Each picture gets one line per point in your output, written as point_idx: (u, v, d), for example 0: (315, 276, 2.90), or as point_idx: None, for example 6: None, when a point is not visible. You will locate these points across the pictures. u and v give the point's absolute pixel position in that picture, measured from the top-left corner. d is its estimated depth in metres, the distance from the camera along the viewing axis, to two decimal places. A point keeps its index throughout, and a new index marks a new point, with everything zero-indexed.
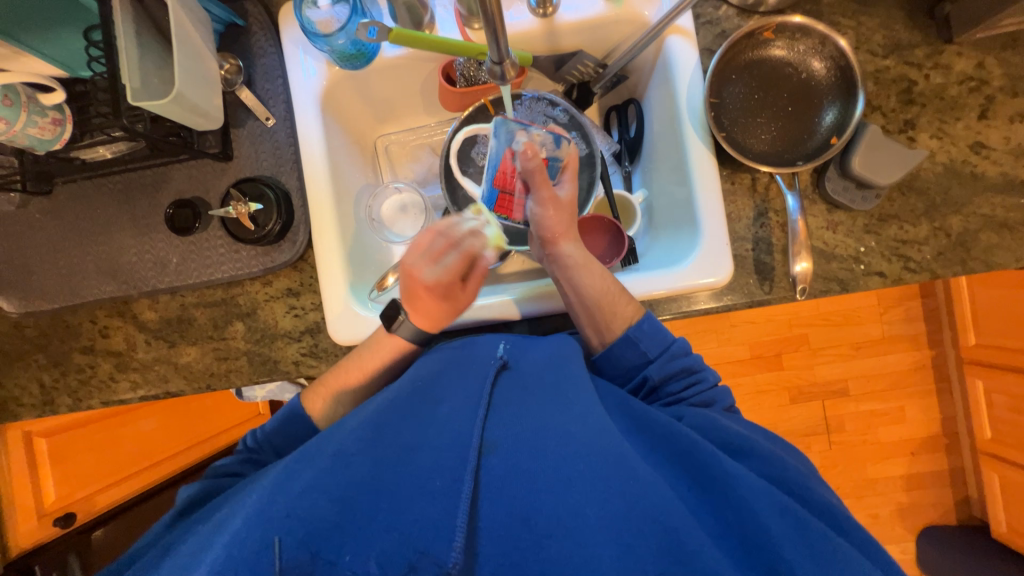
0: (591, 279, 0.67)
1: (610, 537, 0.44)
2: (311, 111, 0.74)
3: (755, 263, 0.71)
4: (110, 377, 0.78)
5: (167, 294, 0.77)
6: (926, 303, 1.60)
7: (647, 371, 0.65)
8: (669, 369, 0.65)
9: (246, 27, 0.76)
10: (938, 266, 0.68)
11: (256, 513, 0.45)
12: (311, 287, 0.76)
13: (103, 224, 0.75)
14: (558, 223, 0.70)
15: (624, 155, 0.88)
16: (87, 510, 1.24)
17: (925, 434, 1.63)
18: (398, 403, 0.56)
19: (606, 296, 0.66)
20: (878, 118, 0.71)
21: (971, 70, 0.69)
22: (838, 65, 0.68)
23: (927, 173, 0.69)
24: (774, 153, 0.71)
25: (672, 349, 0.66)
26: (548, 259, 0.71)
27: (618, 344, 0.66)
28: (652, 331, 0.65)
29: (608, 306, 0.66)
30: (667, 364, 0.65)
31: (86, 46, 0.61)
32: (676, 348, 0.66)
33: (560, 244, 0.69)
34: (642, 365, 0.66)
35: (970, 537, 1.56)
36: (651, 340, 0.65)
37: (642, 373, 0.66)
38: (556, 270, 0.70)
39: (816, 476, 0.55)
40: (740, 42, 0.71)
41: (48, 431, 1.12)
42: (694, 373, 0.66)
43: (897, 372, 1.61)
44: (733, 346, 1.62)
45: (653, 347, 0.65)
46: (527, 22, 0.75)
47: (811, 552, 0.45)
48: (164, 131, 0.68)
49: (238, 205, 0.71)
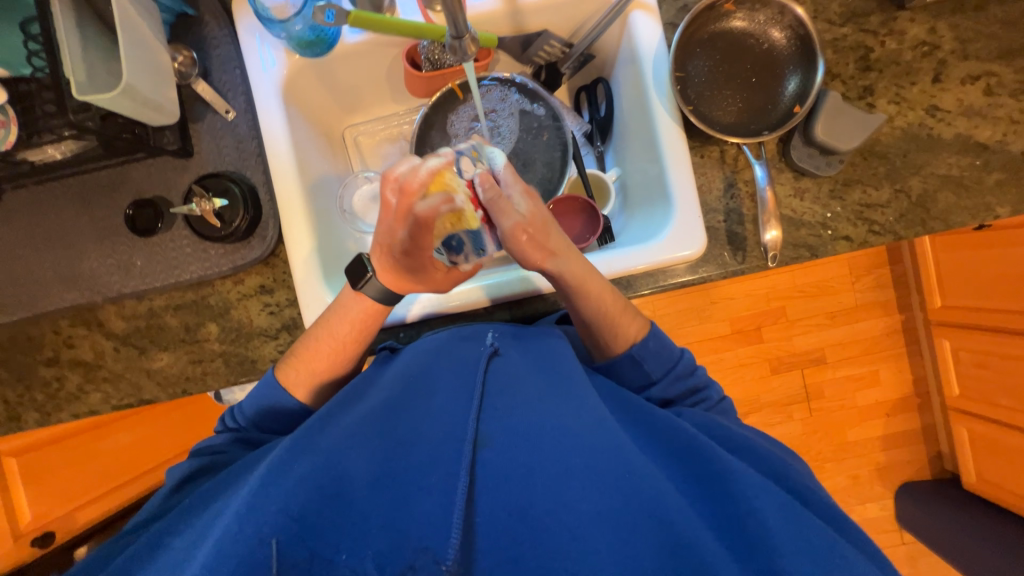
0: (592, 296, 0.65)
1: (606, 530, 0.45)
2: (273, 102, 0.72)
3: (727, 233, 0.72)
4: (79, 389, 0.75)
5: (134, 298, 0.74)
6: (894, 270, 1.66)
7: (650, 392, 0.66)
8: (672, 390, 0.66)
9: (197, 17, 0.74)
10: (900, 227, 0.71)
11: (246, 508, 0.43)
12: (285, 283, 0.75)
13: (59, 229, 0.72)
14: (551, 244, 0.63)
15: (596, 135, 0.88)
16: (66, 528, 1.20)
17: (899, 395, 1.70)
18: (392, 398, 0.55)
19: (607, 316, 0.65)
20: (838, 85, 0.72)
21: (924, 35, 0.71)
22: (797, 35, 0.69)
23: (887, 138, 0.71)
24: (740, 124, 0.72)
25: (677, 369, 0.67)
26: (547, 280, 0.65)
27: (624, 362, 0.66)
28: (656, 351, 0.66)
29: (612, 321, 0.66)
30: (671, 385, 0.66)
31: (24, 40, 0.58)
32: (682, 369, 0.67)
33: (556, 264, 0.63)
34: (646, 385, 0.67)
35: (943, 489, 1.64)
36: (655, 360, 0.66)
37: (645, 393, 0.67)
38: (551, 284, 0.66)
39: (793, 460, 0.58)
40: (702, 14, 0.71)
41: (17, 449, 1.09)
42: (698, 391, 0.68)
43: (871, 337, 1.67)
44: (715, 323, 1.65)
45: (657, 368, 0.66)
46: (489, 2, 0.74)
47: (806, 543, 0.46)
48: (117, 128, 0.65)
49: (202, 202, 0.68)
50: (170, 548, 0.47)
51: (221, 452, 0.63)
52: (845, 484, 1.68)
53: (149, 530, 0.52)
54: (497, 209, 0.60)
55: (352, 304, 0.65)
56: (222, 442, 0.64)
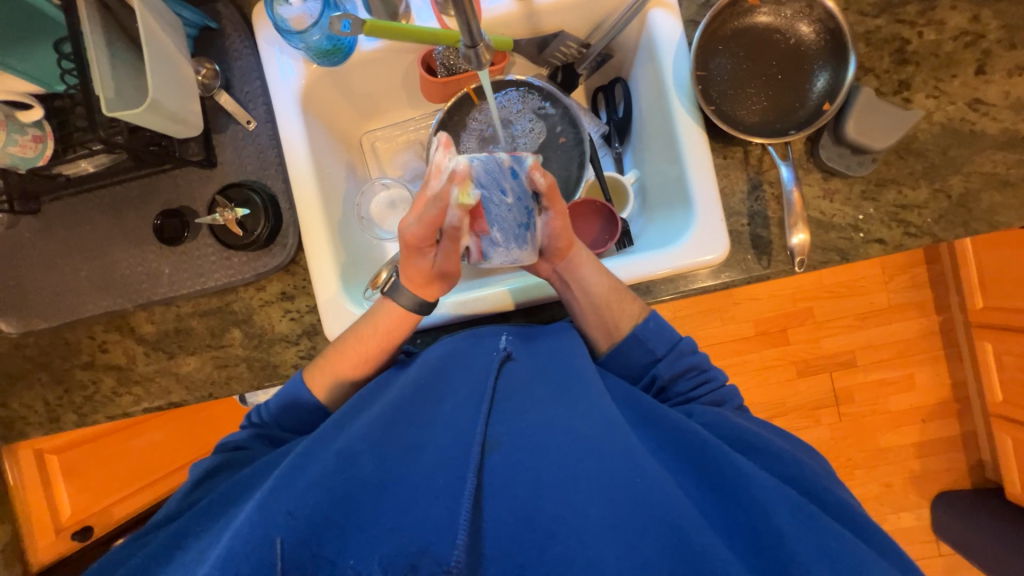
0: (596, 276, 0.66)
1: (615, 537, 0.44)
2: (293, 111, 0.73)
3: (751, 237, 0.70)
4: (113, 392, 0.78)
5: (163, 305, 0.77)
6: (931, 269, 1.58)
7: (656, 369, 0.65)
8: (677, 368, 0.65)
9: (219, 30, 0.75)
10: (939, 229, 0.67)
11: (256, 509, 0.43)
12: (305, 290, 0.76)
13: (93, 238, 0.75)
14: (567, 229, 0.66)
15: (614, 136, 0.87)
16: (104, 522, 1.28)
17: (936, 400, 1.62)
18: (401, 400, 0.54)
19: (614, 292, 0.66)
20: (871, 80, 0.69)
21: (966, 24, 0.67)
22: (827, 28, 0.66)
23: (925, 135, 0.67)
24: (765, 124, 0.69)
25: (680, 347, 0.66)
26: (560, 268, 0.68)
27: (628, 342, 0.65)
28: (658, 329, 0.65)
29: (614, 304, 0.66)
30: (676, 362, 0.65)
31: (57, 58, 0.60)
32: (684, 346, 0.66)
33: (572, 250, 0.66)
34: (651, 363, 0.65)
35: (984, 499, 1.55)
36: (659, 338, 0.65)
37: (651, 371, 0.65)
38: (561, 271, 0.68)
39: (821, 469, 0.55)
40: (725, 10, 0.69)
41: (56, 448, 1.14)
42: (703, 371, 0.66)
43: (906, 339, 1.60)
44: (738, 324, 1.60)
45: (661, 345, 0.65)
46: (504, 6, 0.73)
47: (824, 551, 0.44)
48: (145, 141, 0.67)
49: (225, 211, 0.70)
50: (190, 548, 0.48)
51: (250, 452, 0.64)
52: (877, 491, 1.61)
53: (169, 526, 0.53)
54: (550, 196, 0.63)
55: (391, 323, 0.67)
56: (243, 437, 0.64)
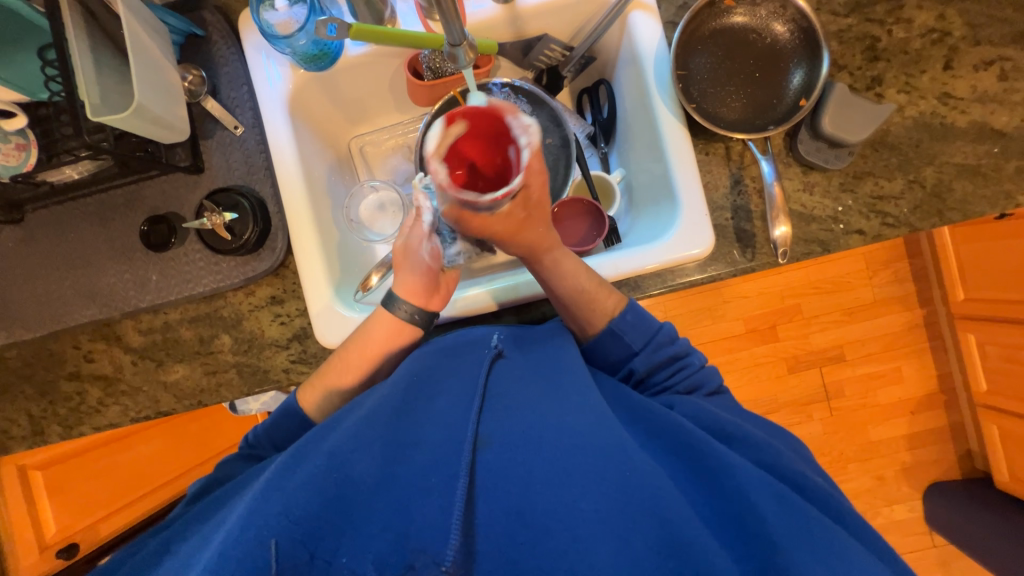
0: (576, 276, 0.64)
1: (608, 530, 0.44)
2: (281, 116, 0.74)
3: (735, 231, 0.71)
4: (99, 402, 0.77)
5: (150, 312, 0.76)
6: (913, 263, 1.62)
7: (634, 363, 0.65)
8: (669, 365, 0.65)
9: (205, 37, 0.76)
10: (915, 219, 0.69)
11: (246, 515, 0.43)
12: (295, 294, 0.76)
13: (77, 246, 0.74)
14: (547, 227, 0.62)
15: (600, 137, 0.88)
16: (90, 540, 1.25)
17: (923, 392, 1.64)
18: (393, 398, 0.54)
19: (595, 292, 0.65)
20: (845, 77, 0.71)
21: (933, 22, 0.70)
22: (800, 28, 0.69)
23: (898, 128, 0.70)
24: (745, 120, 0.71)
25: (658, 338, 0.65)
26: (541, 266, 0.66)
27: (610, 338, 0.66)
28: (635, 321, 0.65)
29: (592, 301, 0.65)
30: (653, 354, 0.65)
31: (41, 65, 0.61)
32: (662, 337, 0.65)
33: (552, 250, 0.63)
34: (629, 357, 0.66)
35: (974, 489, 1.57)
36: (636, 332, 0.65)
37: (628, 365, 0.66)
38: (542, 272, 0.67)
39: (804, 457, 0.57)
40: (702, 11, 0.71)
41: (40, 463, 1.15)
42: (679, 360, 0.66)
43: (892, 332, 1.63)
44: (728, 322, 1.62)
45: (638, 338, 0.65)
46: (488, 9, 0.75)
47: (807, 538, 0.45)
48: (131, 147, 0.67)
49: (212, 216, 0.70)
50: (179, 551, 0.48)
51: (242, 459, 0.64)
52: (870, 484, 1.62)
53: (157, 535, 0.53)
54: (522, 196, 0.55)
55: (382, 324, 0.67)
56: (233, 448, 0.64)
